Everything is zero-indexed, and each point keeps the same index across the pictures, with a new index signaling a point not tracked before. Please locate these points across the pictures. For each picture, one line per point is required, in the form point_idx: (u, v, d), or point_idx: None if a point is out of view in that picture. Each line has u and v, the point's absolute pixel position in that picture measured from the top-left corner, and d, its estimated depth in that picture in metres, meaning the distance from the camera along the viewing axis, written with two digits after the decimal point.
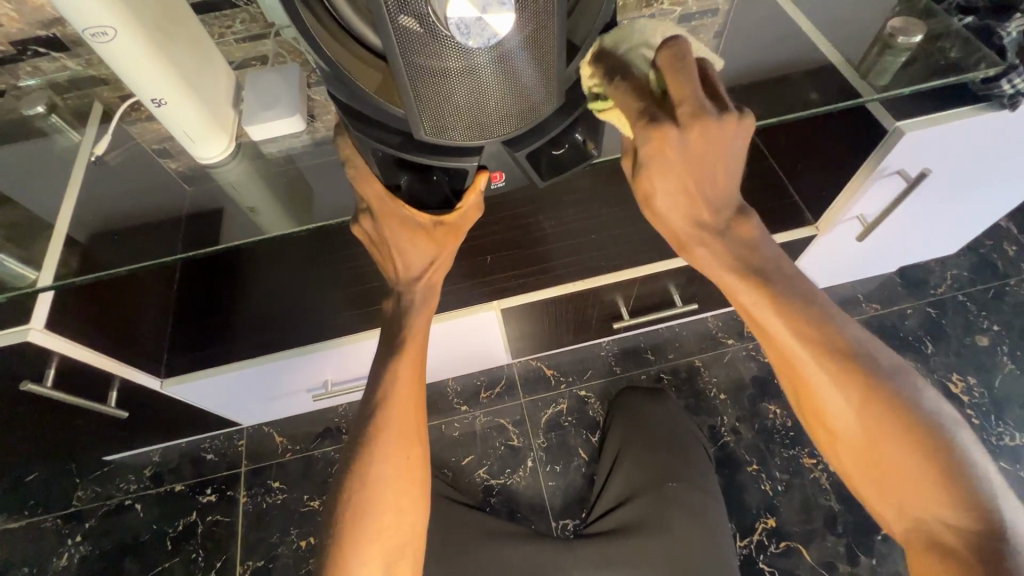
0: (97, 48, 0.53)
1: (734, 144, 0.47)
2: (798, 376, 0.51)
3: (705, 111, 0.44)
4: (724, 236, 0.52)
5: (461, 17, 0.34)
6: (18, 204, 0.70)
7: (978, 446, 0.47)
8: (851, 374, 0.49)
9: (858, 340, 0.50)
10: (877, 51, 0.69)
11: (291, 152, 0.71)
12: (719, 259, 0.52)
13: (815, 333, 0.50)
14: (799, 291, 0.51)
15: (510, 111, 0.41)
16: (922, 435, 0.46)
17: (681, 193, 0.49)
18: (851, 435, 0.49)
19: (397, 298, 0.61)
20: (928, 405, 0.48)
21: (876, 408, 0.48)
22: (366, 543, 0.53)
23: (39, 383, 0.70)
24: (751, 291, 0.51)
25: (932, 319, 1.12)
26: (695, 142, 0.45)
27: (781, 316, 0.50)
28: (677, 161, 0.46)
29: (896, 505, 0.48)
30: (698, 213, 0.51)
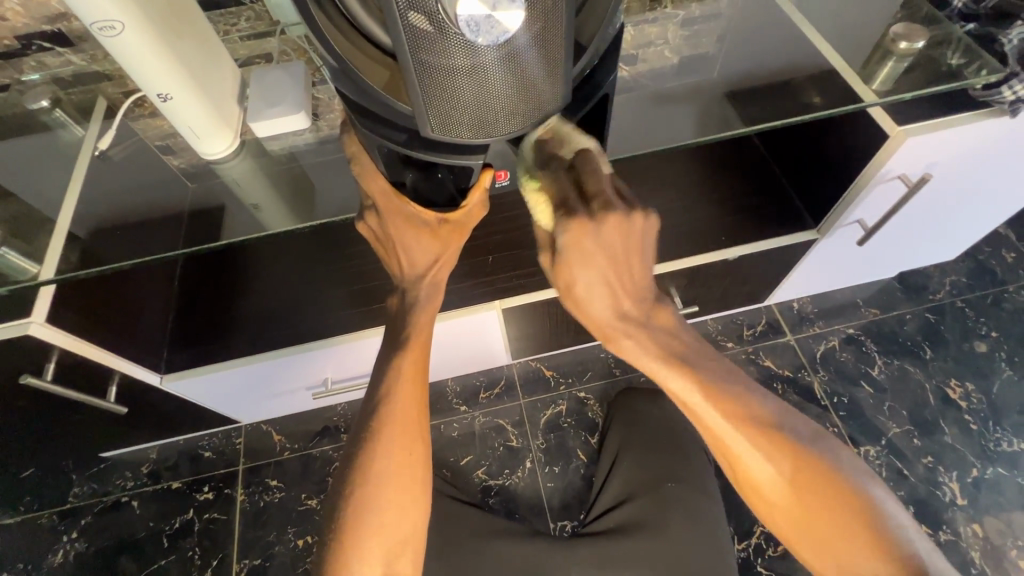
0: (104, 42, 0.53)
1: (644, 240, 0.51)
2: (728, 453, 0.54)
3: (617, 210, 0.47)
4: (646, 325, 0.54)
5: (472, 14, 0.34)
6: (19, 198, 0.70)
7: (891, 498, 0.52)
8: (776, 445, 0.52)
9: (774, 409, 0.54)
10: (880, 57, 0.70)
11: (293, 149, 0.71)
12: (645, 351, 0.53)
13: (738, 407, 0.53)
14: (719, 370, 0.55)
15: (516, 112, 0.41)
16: (843, 496, 0.51)
17: (602, 285, 0.51)
18: (784, 503, 0.52)
19: (400, 295, 0.61)
20: (845, 465, 0.53)
21: (801, 476, 0.52)
22: (366, 541, 0.53)
23: (39, 377, 0.69)
24: (678, 378, 0.53)
25: (930, 325, 1.13)
26: (610, 234, 0.48)
27: (708, 398, 0.53)
28: (594, 251, 0.48)
29: (837, 565, 0.51)
30: (620, 304, 0.52)
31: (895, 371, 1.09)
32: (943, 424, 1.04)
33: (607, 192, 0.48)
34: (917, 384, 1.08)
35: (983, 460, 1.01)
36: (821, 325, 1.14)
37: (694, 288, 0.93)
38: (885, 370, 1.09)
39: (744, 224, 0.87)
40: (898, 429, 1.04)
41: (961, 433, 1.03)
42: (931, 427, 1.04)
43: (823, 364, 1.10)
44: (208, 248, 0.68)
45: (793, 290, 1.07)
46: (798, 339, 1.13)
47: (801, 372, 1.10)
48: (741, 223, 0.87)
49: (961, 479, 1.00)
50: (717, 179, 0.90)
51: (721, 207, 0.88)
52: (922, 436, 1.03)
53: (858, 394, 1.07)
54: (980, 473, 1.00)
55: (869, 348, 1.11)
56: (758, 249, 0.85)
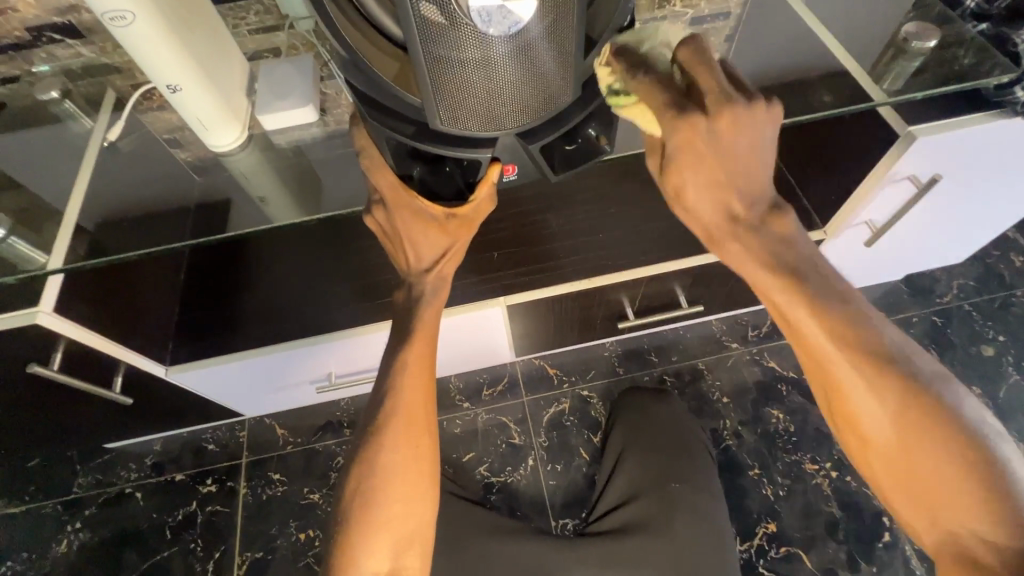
0: (115, 32, 0.53)
1: (762, 134, 0.48)
2: (830, 380, 0.49)
3: (732, 103, 0.45)
4: (759, 232, 0.50)
5: (484, 5, 0.34)
6: (27, 189, 0.70)
7: (1021, 459, 0.45)
8: (890, 380, 0.47)
9: (896, 344, 0.49)
10: (891, 56, 0.69)
11: (301, 143, 0.71)
12: (751, 258, 0.50)
13: (852, 336, 0.48)
14: (835, 290, 0.50)
15: (527, 103, 0.41)
16: (961, 445, 0.45)
17: (713, 188, 0.49)
18: (886, 443, 0.48)
19: (407, 288, 0.61)
20: (969, 413, 0.46)
21: (914, 418, 0.46)
22: (374, 534, 0.53)
23: (46, 366, 0.70)
24: (783, 292, 0.50)
25: (937, 328, 1.12)
26: (725, 131, 0.46)
27: (817, 319, 0.49)
28: (709, 152, 0.46)
29: (930, 515, 0.47)
30: (731, 208, 0.50)
31: None
32: None
33: (720, 84, 0.46)
34: None
35: None
36: None
37: (699, 287, 0.93)
38: None
39: None
40: None
41: None
42: None
43: None
44: (214, 240, 0.68)
45: None
46: None
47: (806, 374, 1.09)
48: None
49: None
50: None
51: None
52: None
53: None
54: None
55: None
56: None
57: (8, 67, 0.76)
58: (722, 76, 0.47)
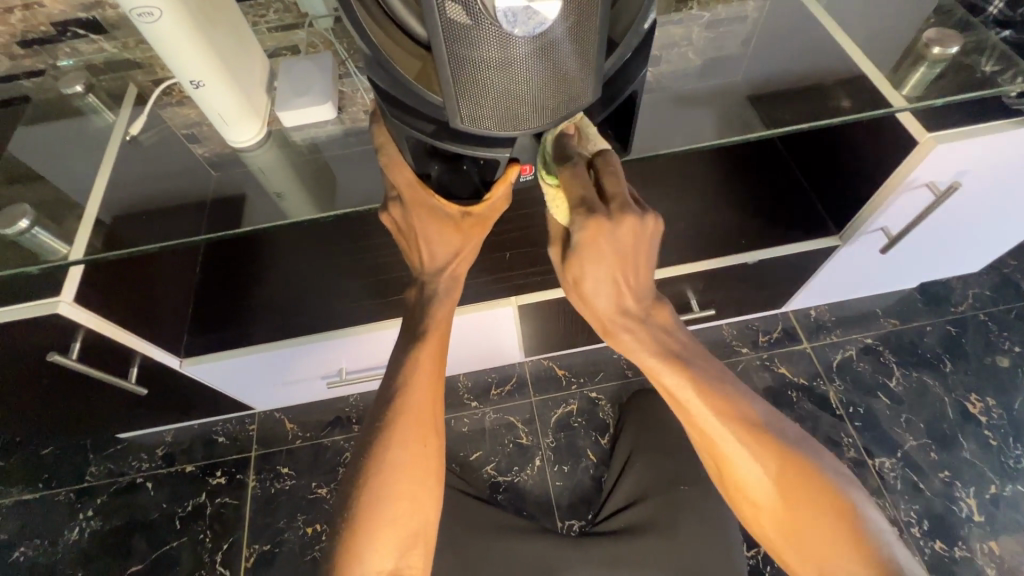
0: (142, 28, 0.54)
1: (652, 241, 0.52)
2: (717, 452, 0.55)
3: (634, 212, 0.49)
4: (647, 323, 0.56)
5: (509, 6, 0.34)
6: (48, 179, 0.72)
7: (870, 503, 0.54)
8: (766, 445, 0.54)
9: (765, 416, 0.56)
10: (911, 62, 0.69)
11: (316, 140, 0.72)
12: (644, 346, 0.55)
13: (731, 410, 0.55)
14: (714, 372, 0.57)
15: (546, 106, 0.41)
16: (825, 496, 0.53)
17: (613, 282, 0.53)
18: (772, 505, 0.54)
19: (420, 287, 0.61)
20: (827, 468, 0.55)
21: (789, 477, 0.54)
22: (380, 530, 0.54)
23: (65, 355, 0.71)
24: (674, 376, 0.55)
25: (951, 337, 1.11)
26: (625, 234, 0.49)
27: (702, 397, 0.55)
28: (608, 250, 0.50)
29: (816, 567, 0.52)
30: (624, 301, 0.54)
31: (913, 383, 1.07)
32: (962, 439, 1.02)
33: (626, 193, 0.49)
34: (936, 397, 1.06)
35: (1003, 477, 0.99)
36: (839, 334, 1.12)
37: (711, 291, 0.92)
38: (903, 381, 1.07)
39: (764, 228, 0.86)
40: (915, 443, 1.02)
41: (980, 449, 1.01)
42: (950, 441, 1.02)
43: (839, 373, 1.09)
44: (229, 235, 0.68)
45: (811, 297, 1.06)
46: (814, 347, 1.12)
47: (816, 380, 1.08)
48: (762, 227, 0.86)
49: (979, 495, 0.98)
50: (738, 182, 0.89)
51: (741, 210, 0.88)
52: (940, 450, 1.01)
53: (875, 405, 1.06)
54: (999, 490, 0.98)
55: (887, 358, 1.10)
56: (781, 254, 0.84)
57: (33, 60, 0.78)
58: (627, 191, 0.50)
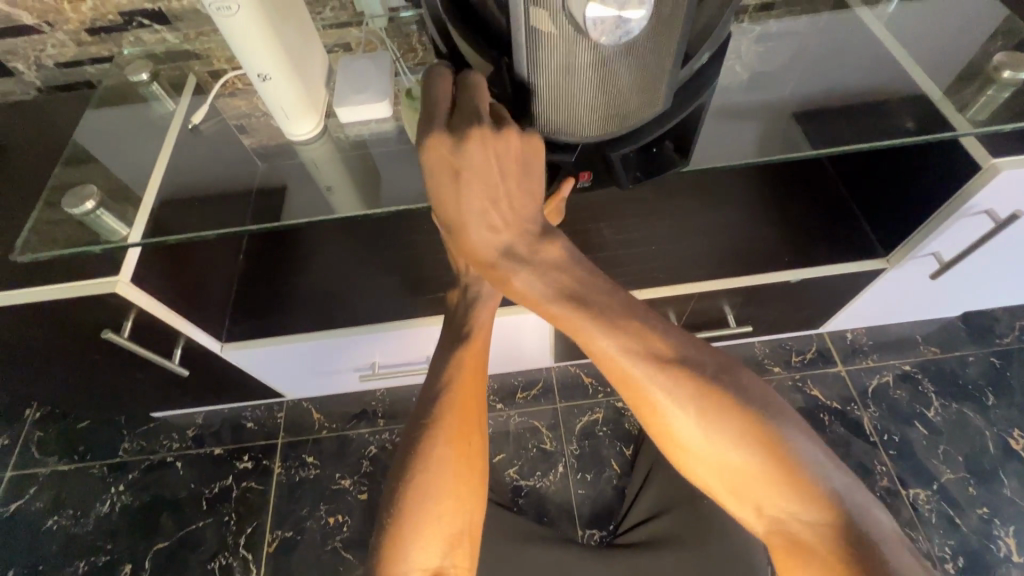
0: (219, 21, 0.56)
1: (527, 160, 0.45)
2: (635, 394, 0.47)
3: (474, 126, 0.42)
4: (537, 263, 0.47)
5: (599, 15, 0.36)
6: (108, 161, 0.74)
7: (800, 427, 0.47)
8: (687, 384, 0.46)
9: (685, 350, 0.47)
10: (980, 84, 0.67)
11: (365, 137, 0.73)
12: (539, 288, 0.47)
13: (645, 347, 0.46)
14: (623, 304, 0.47)
15: (609, 116, 0.43)
16: (753, 433, 0.45)
17: (488, 213, 0.46)
18: (703, 452, 0.46)
19: (463, 289, 0.62)
20: (759, 399, 0.47)
21: (715, 419, 0.45)
22: (426, 527, 0.53)
23: (117, 333, 0.74)
24: (573, 316, 0.47)
25: (994, 369, 1.07)
26: (473, 152, 0.43)
27: (611, 338, 0.46)
28: (458, 171, 0.44)
29: (754, 506, 0.46)
30: (506, 237, 0.47)
31: (953, 414, 1.04)
32: (1003, 475, 0.98)
33: (481, 109, 0.43)
34: (977, 431, 1.02)
35: None
36: (875, 359, 1.10)
37: (750, 307, 0.91)
38: (942, 412, 1.04)
39: (808, 245, 0.85)
40: (953, 476, 0.99)
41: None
42: (989, 476, 0.98)
43: (874, 399, 1.06)
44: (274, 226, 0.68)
45: (850, 320, 1.04)
46: (848, 370, 1.09)
47: (850, 405, 1.06)
48: (807, 244, 0.85)
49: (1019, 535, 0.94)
50: (781, 198, 0.88)
51: (784, 226, 0.86)
52: (978, 486, 0.98)
53: (911, 434, 1.03)
54: None
55: (926, 387, 1.07)
56: (824, 274, 0.83)
57: (100, 47, 0.82)
58: (478, 107, 0.43)
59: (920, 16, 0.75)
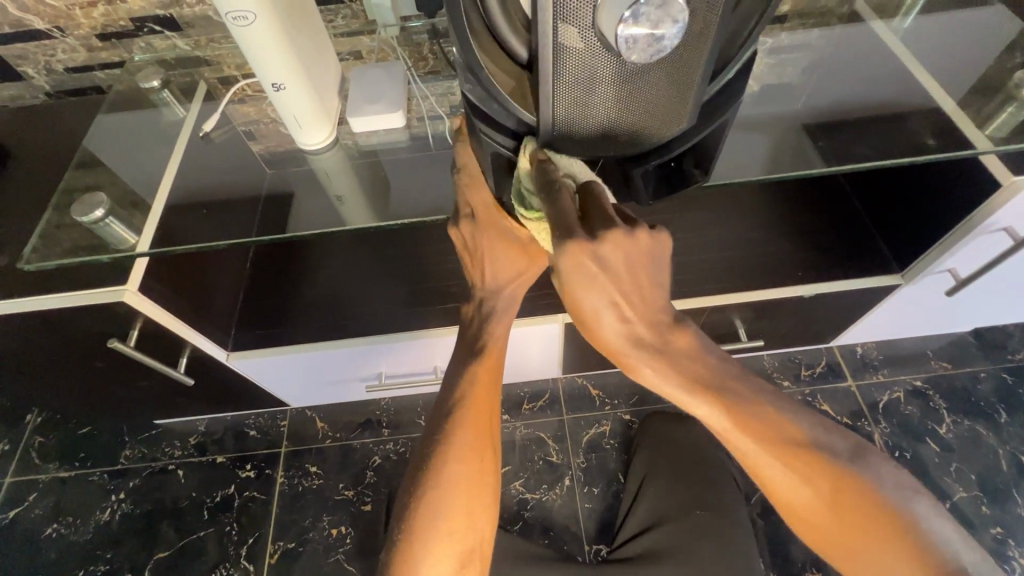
0: (234, 31, 0.55)
1: (655, 257, 0.45)
2: (760, 474, 0.49)
3: (617, 229, 0.41)
4: (669, 353, 0.46)
5: (633, 33, 0.34)
6: (116, 168, 0.73)
7: (931, 505, 0.47)
8: (814, 466, 0.47)
9: (812, 432, 0.48)
10: (999, 101, 0.67)
11: (379, 143, 0.72)
12: (671, 377, 0.46)
13: (772, 431, 0.48)
14: (753, 390, 0.49)
15: (633, 132, 0.43)
16: (879, 510, 0.46)
17: (617, 306, 0.44)
18: (831, 530, 0.48)
19: (477, 303, 0.61)
20: (891, 484, 0.48)
21: (836, 494, 0.47)
22: (436, 545, 0.52)
23: (123, 342, 0.73)
24: (703, 404, 0.47)
25: (1006, 385, 1.06)
26: (615, 255, 0.42)
27: (739, 423, 0.48)
28: (600, 274, 0.42)
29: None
30: (633, 326, 0.45)
31: (965, 431, 1.02)
32: (1016, 494, 0.97)
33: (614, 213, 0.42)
34: (989, 449, 1.01)
35: None
36: (886, 374, 1.09)
37: (762, 321, 0.90)
38: (954, 429, 1.03)
39: (822, 260, 0.84)
40: (965, 494, 0.97)
41: None
42: (1002, 495, 0.97)
43: (884, 414, 1.05)
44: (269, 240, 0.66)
45: (861, 335, 1.03)
46: (859, 385, 1.08)
47: (861, 420, 1.05)
48: (820, 259, 0.84)
49: None
50: (793, 212, 0.88)
51: (797, 240, 0.85)
52: (992, 505, 0.96)
53: (923, 451, 1.01)
54: None
55: (937, 403, 1.05)
56: (837, 289, 0.82)
57: (110, 53, 0.82)
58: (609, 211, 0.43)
59: (936, 30, 0.74)
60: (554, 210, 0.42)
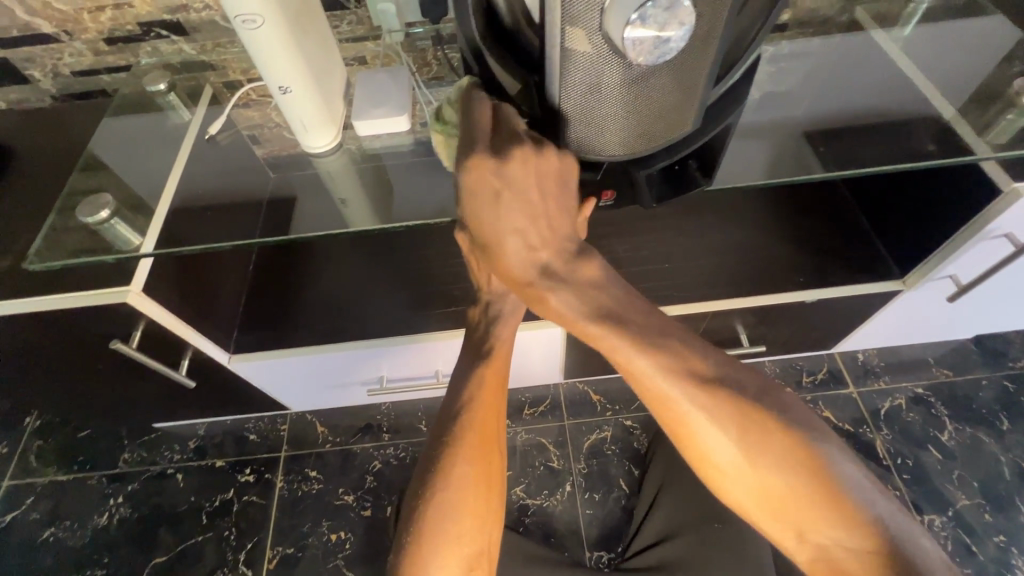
0: (243, 34, 0.55)
1: (563, 176, 0.45)
2: (671, 417, 0.46)
3: (517, 144, 0.43)
4: (573, 281, 0.46)
5: (639, 37, 0.35)
6: (121, 170, 0.73)
7: (841, 452, 0.47)
8: (725, 404, 0.45)
9: (721, 370, 0.47)
10: (999, 108, 0.67)
11: (383, 148, 0.73)
12: (575, 305, 0.46)
13: (682, 366, 0.45)
14: (662, 325, 0.47)
15: (642, 133, 0.43)
16: (797, 457, 0.45)
17: (522, 229, 0.45)
18: (742, 475, 0.46)
19: (484, 306, 0.60)
20: (799, 422, 0.47)
21: (755, 440, 0.45)
22: (446, 548, 0.51)
23: (126, 343, 0.73)
24: (615, 337, 0.45)
25: (1008, 394, 1.06)
26: (516, 171, 0.43)
27: (648, 358, 0.45)
28: (500, 190, 0.43)
29: (796, 533, 0.46)
30: (538, 253, 0.46)
31: (967, 439, 1.02)
32: (1019, 502, 0.97)
33: (519, 131, 0.43)
34: (991, 456, 1.01)
35: None
36: (887, 380, 1.09)
37: (763, 327, 0.90)
38: (956, 436, 1.02)
39: (822, 265, 0.84)
40: (968, 502, 0.97)
41: None
42: (1004, 502, 0.97)
43: (886, 421, 1.05)
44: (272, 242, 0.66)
45: (861, 341, 1.03)
46: (860, 392, 1.08)
47: (862, 427, 1.04)
48: (821, 264, 0.84)
49: None
50: (795, 218, 0.88)
51: (798, 245, 0.86)
52: (994, 512, 0.96)
53: (925, 458, 1.01)
54: None
55: (938, 411, 1.05)
56: (838, 295, 0.82)
57: (116, 57, 0.83)
58: (518, 129, 0.44)
59: (934, 39, 0.75)
60: (468, 130, 0.45)
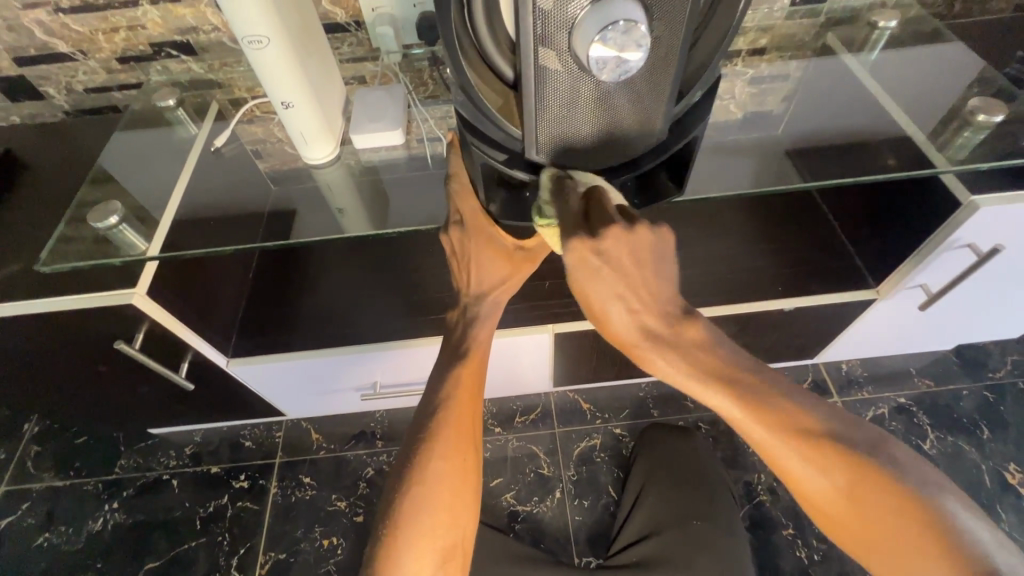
0: (250, 54, 0.60)
1: (659, 250, 0.47)
2: (778, 464, 0.48)
3: (616, 224, 0.44)
4: (679, 343, 0.48)
5: (602, 56, 0.38)
6: (130, 180, 0.77)
7: (970, 509, 0.45)
8: (830, 456, 0.46)
9: (827, 421, 0.48)
10: (957, 126, 0.72)
11: (379, 161, 0.77)
12: (680, 366, 0.47)
13: (784, 419, 0.47)
14: (765, 378, 0.49)
15: (610, 146, 0.47)
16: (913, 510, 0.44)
17: (623, 297, 0.47)
18: (851, 523, 0.47)
19: (462, 309, 0.64)
20: (916, 474, 0.46)
21: (864, 492, 0.46)
22: (420, 540, 0.53)
23: (128, 344, 0.76)
24: (719, 395, 0.47)
25: (988, 404, 1.09)
26: (616, 247, 0.44)
27: (751, 411, 0.47)
28: (603, 267, 0.45)
29: None
30: (641, 318, 0.47)
31: (948, 447, 1.04)
32: (1000, 510, 0.98)
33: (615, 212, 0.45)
34: (973, 465, 1.02)
35: None
36: (871, 390, 1.11)
37: (745, 335, 0.93)
38: (938, 445, 1.04)
39: (800, 275, 0.87)
40: None
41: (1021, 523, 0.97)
42: (985, 510, 0.98)
43: None
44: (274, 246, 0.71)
45: (842, 350, 1.06)
46: (844, 402, 1.10)
47: None
48: (798, 274, 0.87)
49: None
50: (774, 232, 0.92)
51: (777, 256, 0.89)
52: None
53: None
54: None
55: (921, 420, 1.07)
56: (815, 303, 0.85)
57: (128, 74, 0.87)
58: (615, 211, 0.46)
59: (899, 63, 0.80)
60: (564, 212, 0.46)
